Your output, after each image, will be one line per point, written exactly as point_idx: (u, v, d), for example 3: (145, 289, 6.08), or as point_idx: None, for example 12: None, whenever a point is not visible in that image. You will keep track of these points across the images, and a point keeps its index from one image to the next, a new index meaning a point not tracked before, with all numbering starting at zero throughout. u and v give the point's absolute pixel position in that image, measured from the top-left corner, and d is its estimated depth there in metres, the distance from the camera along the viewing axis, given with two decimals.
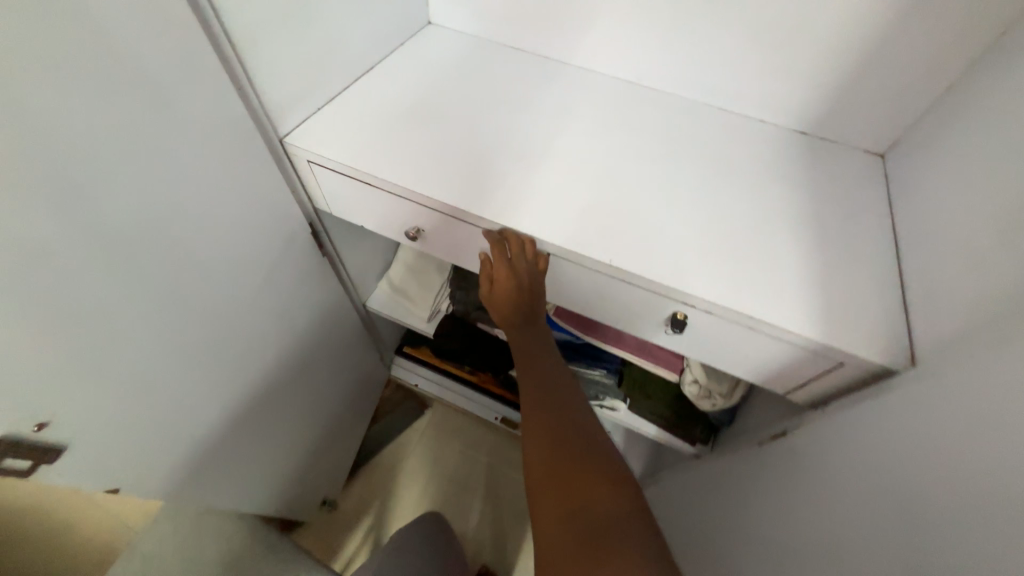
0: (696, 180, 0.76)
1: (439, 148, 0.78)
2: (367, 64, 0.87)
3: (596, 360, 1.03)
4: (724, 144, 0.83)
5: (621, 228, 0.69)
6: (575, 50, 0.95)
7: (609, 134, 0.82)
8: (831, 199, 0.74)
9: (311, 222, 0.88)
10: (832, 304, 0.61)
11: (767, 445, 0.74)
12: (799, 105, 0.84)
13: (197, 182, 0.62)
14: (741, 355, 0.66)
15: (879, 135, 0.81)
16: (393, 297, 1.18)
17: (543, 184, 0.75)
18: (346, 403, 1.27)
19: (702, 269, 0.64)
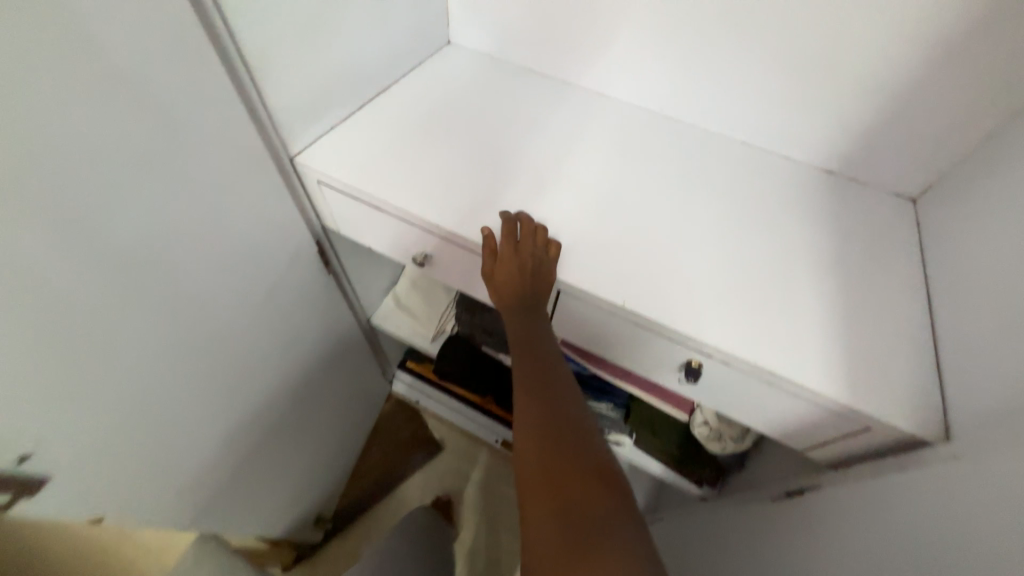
0: (715, 217, 0.72)
1: (451, 172, 0.77)
2: (383, 83, 0.86)
3: (603, 394, 1.00)
4: (745, 180, 0.80)
5: (636, 267, 0.66)
6: (596, 76, 0.93)
7: (628, 165, 0.80)
8: (859, 244, 0.70)
9: (318, 240, 0.87)
10: (859, 360, 0.57)
11: (782, 502, 0.70)
12: (825, 143, 0.81)
13: (202, 201, 0.60)
14: (758, 409, 0.62)
15: (911, 178, 0.78)
16: (398, 314, 1.16)
17: (556, 214, 0.72)
18: (347, 421, 1.25)
19: (719, 317, 0.61)
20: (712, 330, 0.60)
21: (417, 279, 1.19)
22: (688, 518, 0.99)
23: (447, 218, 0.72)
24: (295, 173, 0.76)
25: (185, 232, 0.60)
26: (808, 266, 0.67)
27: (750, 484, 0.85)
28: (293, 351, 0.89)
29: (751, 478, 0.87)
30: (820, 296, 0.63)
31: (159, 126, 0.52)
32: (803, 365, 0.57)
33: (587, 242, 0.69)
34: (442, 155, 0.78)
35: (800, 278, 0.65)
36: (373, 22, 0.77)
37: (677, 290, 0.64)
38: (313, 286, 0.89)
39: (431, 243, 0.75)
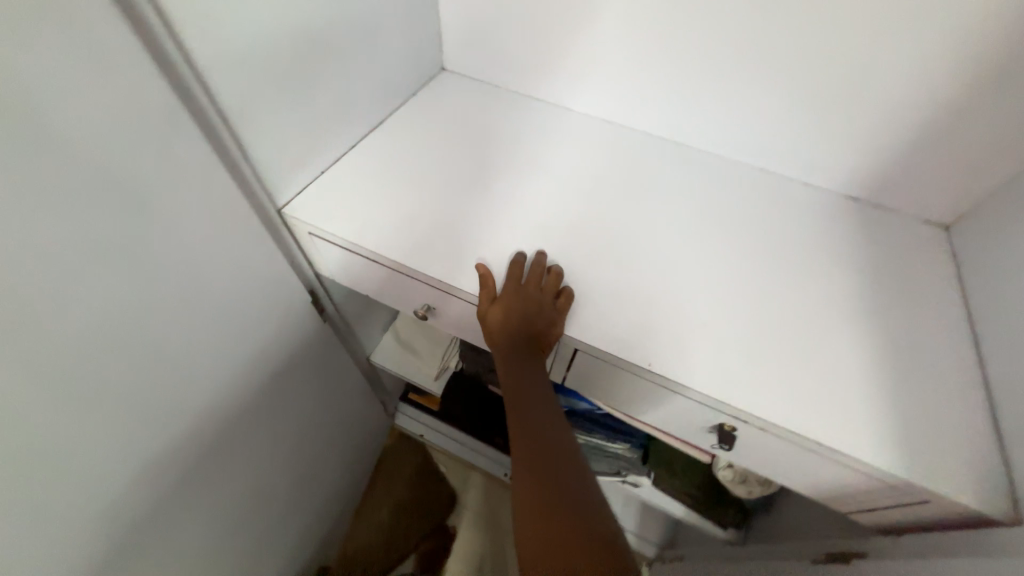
0: (733, 260, 0.69)
1: (452, 218, 0.71)
2: (373, 119, 0.81)
3: (617, 433, 0.95)
4: (762, 213, 0.76)
5: (658, 323, 0.61)
6: (597, 102, 0.88)
7: (638, 200, 0.75)
8: (885, 287, 0.67)
9: (311, 288, 0.82)
10: (901, 427, 0.54)
11: (822, 564, 0.65)
12: (846, 170, 0.77)
13: (185, 273, 0.55)
14: (795, 473, 0.58)
15: (943, 206, 0.74)
16: (397, 352, 1.11)
17: (565, 259, 0.67)
18: (342, 459, 1.20)
19: (751, 377, 0.57)
20: (746, 395, 0.55)
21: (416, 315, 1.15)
22: (714, 563, 0.94)
23: (450, 270, 0.66)
24: (283, 224, 0.71)
25: (168, 309, 0.55)
26: (833, 317, 0.64)
27: (784, 533, 0.81)
28: (283, 401, 0.84)
29: (783, 526, 0.82)
30: (848, 351, 0.60)
31: (134, 203, 0.47)
32: (845, 433, 0.53)
33: (603, 294, 0.63)
34: (440, 198, 0.73)
35: (831, 331, 0.62)
36: (360, 61, 0.72)
37: (705, 348, 0.59)
38: (306, 336, 0.84)
39: (433, 296, 0.69)
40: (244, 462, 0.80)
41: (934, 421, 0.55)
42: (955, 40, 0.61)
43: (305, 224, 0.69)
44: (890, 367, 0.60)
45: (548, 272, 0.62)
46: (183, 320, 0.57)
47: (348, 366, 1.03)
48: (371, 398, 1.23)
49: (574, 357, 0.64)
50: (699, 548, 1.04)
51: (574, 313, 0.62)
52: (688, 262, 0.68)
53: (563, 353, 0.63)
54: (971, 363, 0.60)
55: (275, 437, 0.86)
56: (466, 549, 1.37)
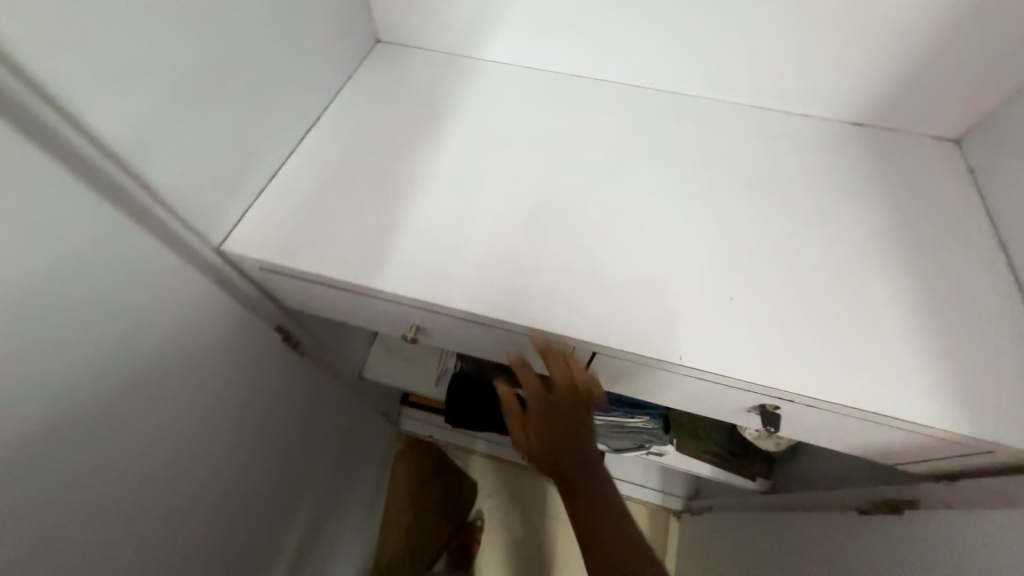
0: (739, 218, 0.62)
1: (422, 222, 0.61)
2: (306, 116, 0.68)
3: (633, 407, 0.92)
4: (763, 157, 0.68)
5: (680, 309, 0.54)
6: (562, 54, 0.76)
7: (628, 165, 0.67)
8: (908, 219, 0.62)
9: (277, 324, 0.72)
10: (944, 375, 0.51)
11: (869, 512, 0.64)
12: (847, 96, 0.69)
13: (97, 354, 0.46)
14: (841, 438, 0.55)
15: (952, 120, 0.68)
16: (393, 362, 1.05)
17: (562, 247, 0.59)
18: (350, 479, 1.15)
19: (792, 352, 0.52)
20: (790, 373, 0.51)
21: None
22: (749, 515, 0.94)
23: (431, 284, 0.56)
24: (224, 263, 0.59)
25: (81, 395, 0.45)
26: (859, 263, 0.58)
27: (824, 480, 0.80)
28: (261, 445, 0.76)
29: (817, 472, 0.81)
30: (879, 301, 0.56)
31: (2, 296, 0.36)
32: (895, 394, 0.50)
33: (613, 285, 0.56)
34: (404, 202, 0.63)
35: (858, 282, 0.57)
36: (276, 49, 0.59)
37: (736, 328, 0.53)
38: (273, 374, 0.74)
39: (418, 318, 0.60)
40: (230, 509, 0.73)
41: (979, 361, 0.52)
42: None
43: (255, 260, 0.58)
44: (926, 308, 0.55)
45: (558, 350, 0.55)
46: (108, 404, 0.48)
47: (331, 390, 0.94)
48: (366, 413, 1.16)
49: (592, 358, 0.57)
50: (729, 499, 1.05)
51: (586, 312, 0.54)
52: (693, 229, 0.61)
53: (580, 357, 0.56)
54: (1008, 292, 0.56)
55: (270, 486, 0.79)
56: (496, 527, 1.39)
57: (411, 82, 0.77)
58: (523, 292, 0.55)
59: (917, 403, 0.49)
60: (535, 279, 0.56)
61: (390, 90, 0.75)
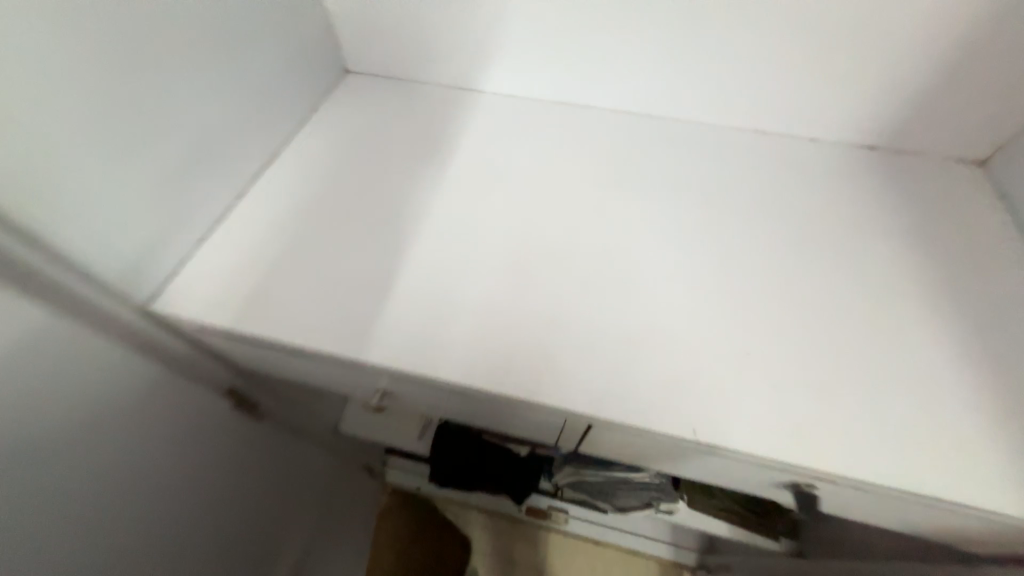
0: (749, 258, 0.55)
1: (386, 272, 0.54)
2: (258, 156, 0.62)
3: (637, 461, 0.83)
4: (771, 189, 0.62)
5: (684, 369, 0.47)
6: (546, 82, 0.71)
7: (621, 202, 0.61)
8: (930, 256, 0.56)
9: (231, 386, 0.64)
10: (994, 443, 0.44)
11: None
12: (852, 120, 0.64)
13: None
14: (886, 518, 0.47)
15: (976, 142, 0.62)
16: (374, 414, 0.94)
17: (553, 297, 0.52)
18: (329, 544, 1.04)
19: (814, 418, 0.45)
20: (815, 445, 0.44)
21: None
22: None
23: (394, 346, 0.49)
24: (161, 327, 0.52)
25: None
26: (882, 307, 0.52)
27: (858, 546, 0.70)
28: (217, 524, 0.67)
29: (850, 534, 0.72)
30: (917, 353, 0.48)
31: None
32: (942, 467, 0.43)
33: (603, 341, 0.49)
34: (367, 249, 0.56)
35: (891, 334, 0.50)
36: (216, 86, 0.52)
37: (749, 390, 0.46)
38: (227, 442, 0.66)
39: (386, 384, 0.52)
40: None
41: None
42: None
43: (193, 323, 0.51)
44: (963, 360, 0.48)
45: None
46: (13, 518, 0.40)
47: (298, 449, 0.85)
48: (344, 469, 1.06)
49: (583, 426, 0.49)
50: (748, 558, 0.94)
51: (573, 375, 0.47)
52: (700, 272, 0.54)
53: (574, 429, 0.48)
54: None
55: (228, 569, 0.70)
56: None
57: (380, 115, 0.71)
58: (502, 355, 0.48)
59: (967, 479, 0.42)
60: (515, 337, 0.49)
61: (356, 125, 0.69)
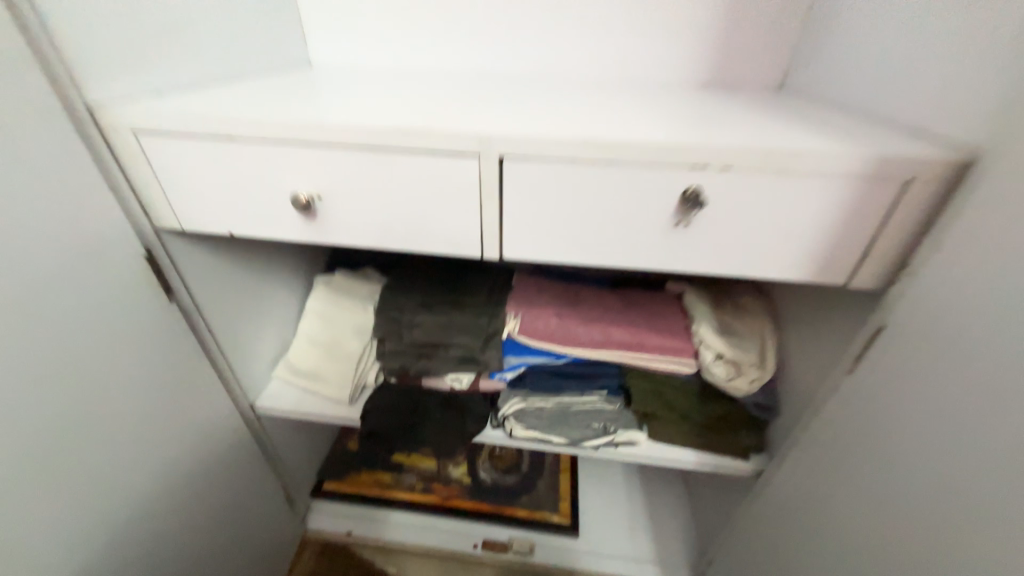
0: (644, 104, 0.63)
1: (492, 114, 0.57)
2: (257, 88, 0.69)
3: (583, 382, 0.80)
4: (658, 97, 0.70)
5: (605, 121, 0.53)
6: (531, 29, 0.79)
7: (615, 97, 0.68)
8: (897, 101, 0.53)
9: (163, 241, 0.62)
10: (780, 276, 0.53)
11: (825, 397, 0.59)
12: (758, 53, 0.76)
13: (163, 222, 0.60)
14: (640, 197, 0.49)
15: (699, 69, 0.79)
16: (311, 362, 0.90)
17: (580, 109, 0.58)
18: (194, 523, 0.76)
19: (589, 120, 0.54)
20: (664, 126, 0.51)
21: (335, 284, 0.94)
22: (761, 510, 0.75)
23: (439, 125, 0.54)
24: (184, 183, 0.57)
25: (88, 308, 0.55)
26: (635, 103, 0.63)
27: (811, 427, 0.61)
28: (123, 395, 0.60)
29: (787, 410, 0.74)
30: (649, 120, 0.55)
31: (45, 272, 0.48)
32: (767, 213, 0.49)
33: (513, 230, 0.54)
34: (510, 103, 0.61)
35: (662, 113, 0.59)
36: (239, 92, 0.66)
37: (598, 122, 0.53)
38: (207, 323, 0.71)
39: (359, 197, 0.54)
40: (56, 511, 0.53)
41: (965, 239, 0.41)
42: (633, 106, 0.60)
43: (204, 129, 0.53)
44: (932, 170, 0.44)
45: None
46: (136, 253, 0.58)
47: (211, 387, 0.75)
48: (242, 443, 0.85)
49: (478, 234, 0.55)
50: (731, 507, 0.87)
51: (507, 170, 0.50)
52: (657, 104, 0.62)
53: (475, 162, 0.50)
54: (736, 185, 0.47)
55: (50, 478, 0.51)
56: None
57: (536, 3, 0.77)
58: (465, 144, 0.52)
59: (761, 257, 0.52)
60: (528, 117, 0.54)
61: (477, 36, 0.81)
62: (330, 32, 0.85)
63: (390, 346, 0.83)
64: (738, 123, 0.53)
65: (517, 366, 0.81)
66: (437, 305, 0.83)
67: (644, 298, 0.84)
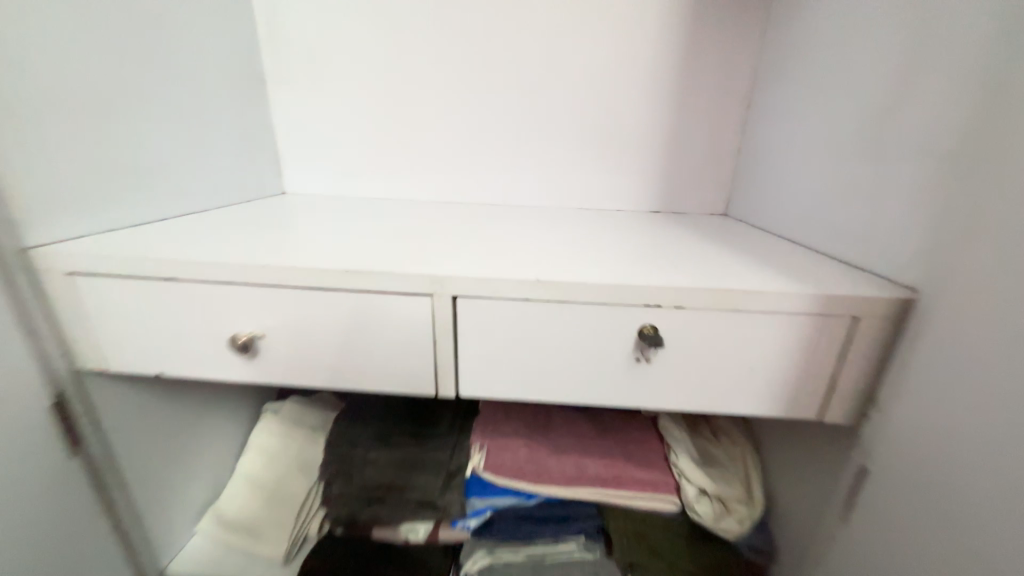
0: (601, 234, 0.66)
1: (451, 248, 0.58)
2: (221, 220, 0.70)
3: (558, 526, 0.71)
4: (611, 224, 0.74)
5: (559, 258, 0.54)
6: (493, 165, 0.86)
7: (572, 226, 0.71)
8: (830, 236, 0.57)
9: (80, 383, 0.56)
10: (752, 411, 0.50)
11: (827, 545, 0.52)
12: (700, 186, 0.84)
13: (84, 364, 0.55)
14: (597, 328, 0.48)
15: (648, 197, 0.86)
16: (243, 510, 0.77)
17: (535, 241, 0.61)
18: None
19: (544, 254, 0.55)
20: (616, 261, 0.53)
21: (283, 413, 0.86)
22: None
23: (397, 256, 0.54)
24: (116, 320, 0.53)
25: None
26: (591, 233, 0.66)
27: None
28: None
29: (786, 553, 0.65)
30: (602, 251, 0.57)
31: None
32: (732, 346, 0.48)
33: (471, 366, 0.51)
34: (469, 238, 0.63)
35: (615, 242, 0.61)
36: (201, 227, 0.67)
37: (552, 257, 0.55)
38: (118, 474, 0.62)
39: (308, 331, 0.52)
40: None
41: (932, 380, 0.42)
42: (587, 238, 0.63)
43: (144, 272, 0.51)
44: (876, 309, 0.45)
45: None
46: (41, 403, 0.52)
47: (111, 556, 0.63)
48: None
49: (431, 372, 0.52)
50: None
51: (461, 309, 0.49)
52: (610, 235, 0.65)
53: (431, 300, 0.49)
54: (693, 313, 0.47)
55: None
56: None
57: (498, 145, 0.85)
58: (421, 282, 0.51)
59: (728, 391, 0.50)
60: (484, 254, 0.55)
61: (444, 171, 0.87)
62: (304, 166, 0.90)
63: (338, 491, 0.73)
64: (686, 256, 0.55)
65: (482, 510, 0.71)
66: (394, 439, 0.76)
67: (620, 421, 0.78)
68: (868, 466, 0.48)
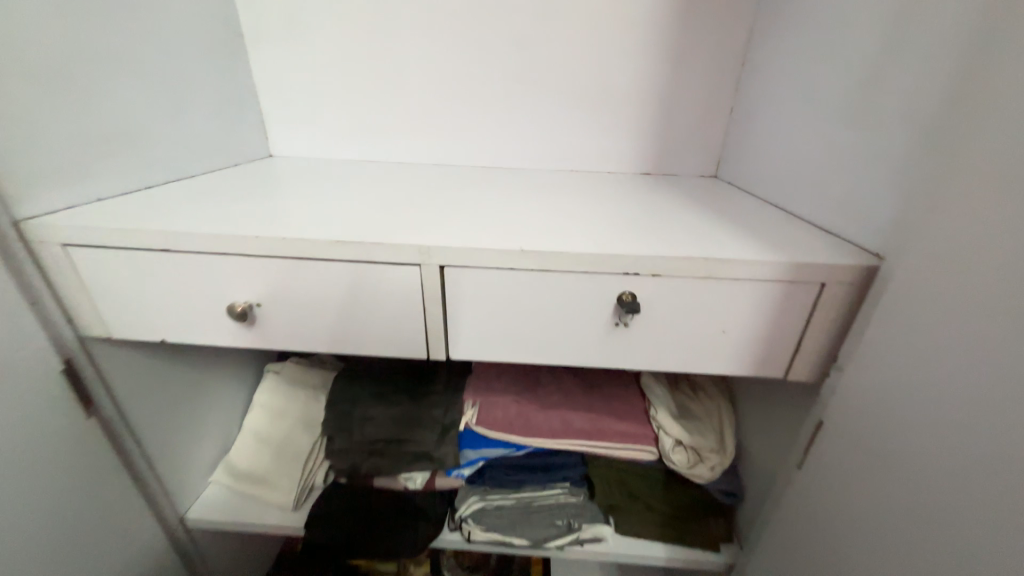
0: (587, 198, 0.67)
1: (440, 217, 0.59)
2: (209, 187, 0.71)
3: (545, 474, 0.77)
4: (598, 187, 0.75)
5: (544, 227, 0.55)
6: (481, 126, 0.85)
7: (559, 190, 0.72)
8: (808, 203, 0.59)
9: (86, 346, 0.58)
10: (722, 370, 0.54)
11: (785, 488, 0.58)
12: (690, 148, 0.84)
13: (88, 330, 0.57)
14: (579, 293, 0.50)
15: (637, 160, 0.85)
16: (252, 463, 0.83)
17: (521, 208, 0.62)
18: None
19: (530, 222, 0.56)
20: (600, 229, 0.54)
21: (284, 374, 0.90)
22: None
23: (385, 225, 0.56)
24: (115, 287, 0.55)
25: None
26: (577, 198, 0.67)
27: (774, 523, 0.60)
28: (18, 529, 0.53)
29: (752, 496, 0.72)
30: (587, 218, 0.59)
31: None
32: (706, 311, 0.51)
33: (459, 328, 0.54)
34: (457, 205, 0.64)
35: (600, 208, 0.62)
36: (189, 194, 0.67)
37: (537, 224, 0.56)
38: (132, 433, 0.66)
39: (302, 298, 0.54)
40: None
41: (886, 345, 0.44)
42: (573, 204, 0.64)
43: (138, 242, 0.52)
44: (844, 277, 0.47)
45: None
46: (53, 368, 0.55)
47: (135, 506, 0.68)
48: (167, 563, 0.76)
49: (421, 335, 0.55)
50: None
51: (447, 277, 0.51)
52: (596, 200, 0.66)
53: (419, 268, 0.51)
54: (669, 281, 0.49)
55: None
56: None
57: (488, 106, 0.83)
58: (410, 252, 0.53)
59: (701, 352, 0.53)
60: (471, 223, 0.56)
61: (432, 132, 0.86)
62: (291, 128, 0.88)
63: (339, 444, 0.78)
64: (668, 223, 0.57)
65: (475, 460, 0.77)
66: (391, 397, 0.80)
67: (604, 379, 0.83)
68: (825, 422, 0.51)
